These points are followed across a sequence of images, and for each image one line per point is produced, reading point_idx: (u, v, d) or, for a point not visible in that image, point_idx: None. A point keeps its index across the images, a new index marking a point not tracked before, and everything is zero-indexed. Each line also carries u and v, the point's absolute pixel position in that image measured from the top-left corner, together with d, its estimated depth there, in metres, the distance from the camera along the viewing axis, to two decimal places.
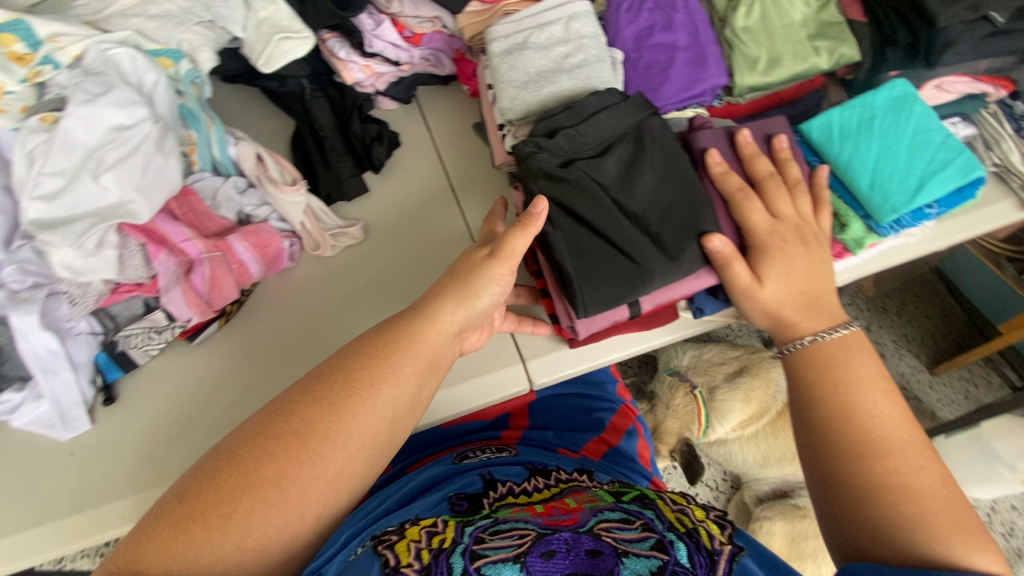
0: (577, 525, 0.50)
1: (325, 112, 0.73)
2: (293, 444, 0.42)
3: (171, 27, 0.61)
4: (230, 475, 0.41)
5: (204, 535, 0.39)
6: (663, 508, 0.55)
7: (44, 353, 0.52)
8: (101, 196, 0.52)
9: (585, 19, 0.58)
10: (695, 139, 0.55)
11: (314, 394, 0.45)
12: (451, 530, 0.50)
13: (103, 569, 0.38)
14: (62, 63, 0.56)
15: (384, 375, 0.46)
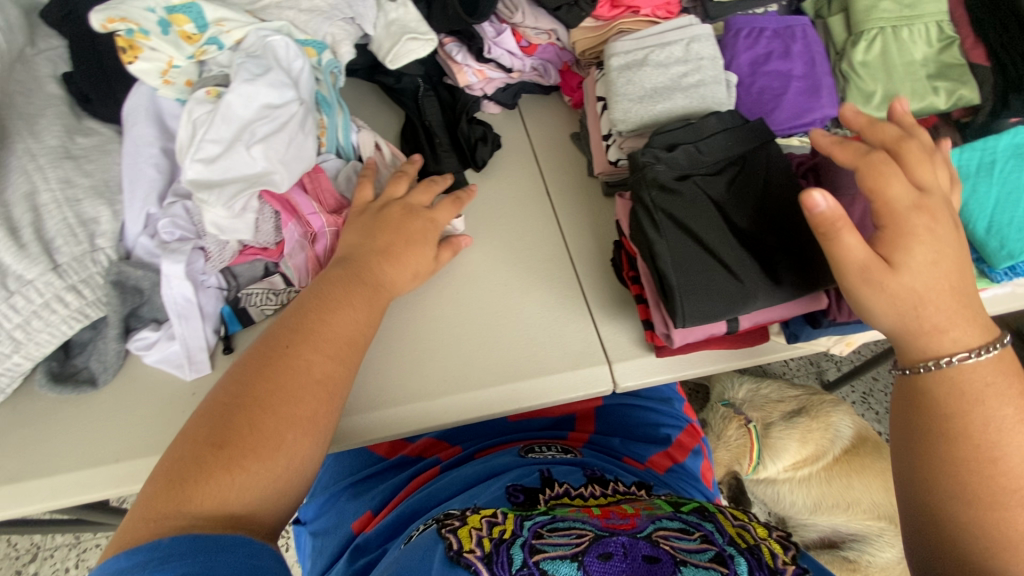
0: (634, 530, 0.48)
1: (437, 112, 0.77)
2: (281, 379, 0.49)
3: (319, 20, 0.68)
4: (239, 414, 0.47)
5: (229, 467, 0.44)
6: (724, 522, 0.51)
7: (180, 299, 0.58)
8: (250, 165, 0.58)
9: (706, 42, 0.60)
10: (824, 165, 0.55)
11: (284, 344, 0.51)
12: (510, 522, 0.51)
13: (142, 515, 0.42)
14: (224, 43, 0.62)
15: (333, 311, 0.54)
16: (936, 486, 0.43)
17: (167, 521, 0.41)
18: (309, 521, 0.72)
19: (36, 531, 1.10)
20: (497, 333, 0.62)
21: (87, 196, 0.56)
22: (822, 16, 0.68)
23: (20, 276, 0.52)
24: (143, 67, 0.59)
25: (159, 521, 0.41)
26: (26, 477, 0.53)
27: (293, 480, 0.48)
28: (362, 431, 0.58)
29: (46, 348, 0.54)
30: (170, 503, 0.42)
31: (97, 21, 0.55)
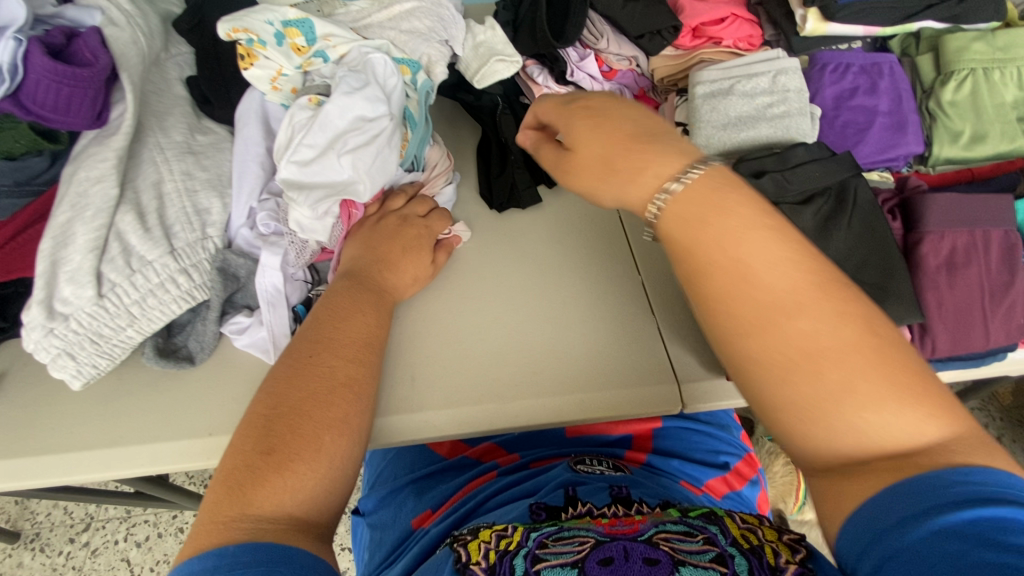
0: (635, 533, 0.48)
1: (512, 128, 0.78)
2: (312, 386, 0.50)
3: (418, 41, 0.72)
4: (280, 423, 0.47)
5: (283, 474, 0.44)
6: (731, 524, 0.49)
7: (271, 288, 0.62)
8: (338, 173, 0.61)
9: (793, 75, 0.61)
10: (926, 207, 0.53)
11: (304, 353, 0.53)
12: (518, 534, 0.51)
13: (217, 523, 0.42)
14: (330, 57, 0.67)
15: (350, 315, 0.57)
16: (770, 413, 0.38)
17: (233, 529, 0.41)
18: (368, 513, 0.75)
19: (102, 503, 1.16)
20: (566, 341, 0.64)
21: (203, 189, 0.62)
22: (910, 55, 0.68)
23: (142, 257, 0.56)
24: (256, 74, 0.64)
25: (223, 530, 0.41)
26: (126, 442, 0.57)
27: (338, 484, 0.48)
28: (429, 427, 0.59)
29: (155, 325, 0.59)
30: (228, 514, 0.42)
31: (224, 30, 0.62)
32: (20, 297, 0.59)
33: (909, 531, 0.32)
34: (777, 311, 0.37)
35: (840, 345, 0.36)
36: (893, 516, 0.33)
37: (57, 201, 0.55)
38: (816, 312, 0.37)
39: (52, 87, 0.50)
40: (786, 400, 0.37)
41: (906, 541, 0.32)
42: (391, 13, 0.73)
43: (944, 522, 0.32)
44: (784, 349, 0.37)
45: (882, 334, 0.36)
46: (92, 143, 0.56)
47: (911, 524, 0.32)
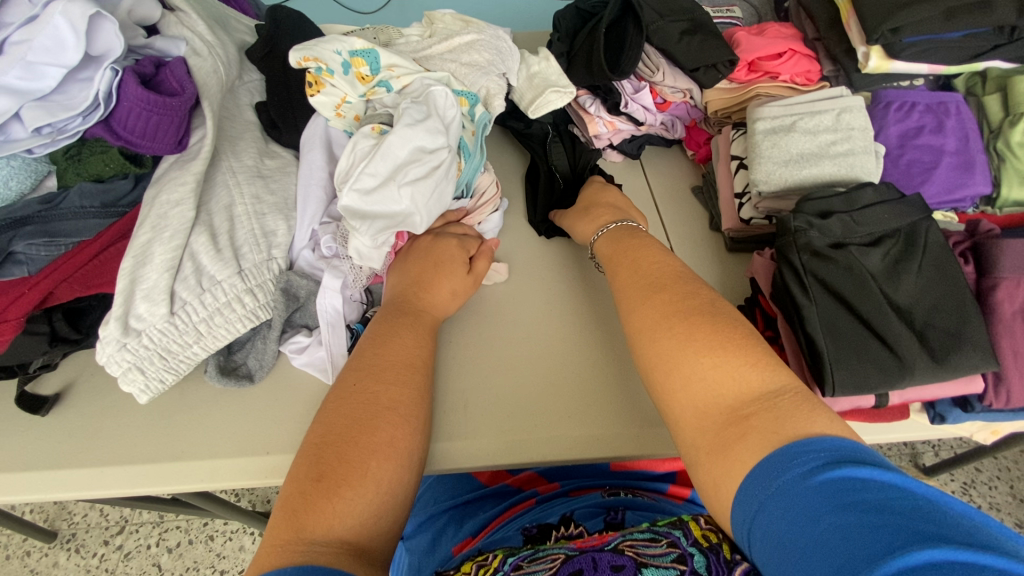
0: (604, 543, 0.49)
1: (562, 156, 0.80)
2: (360, 411, 0.50)
3: (478, 74, 0.74)
4: (328, 449, 0.47)
5: (332, 498, 0.44)
6: (696, 525, 0.50)
7: (330, 310, 0.64)
8: (397, 203, 0.62)
9: (857, 113, 0.61)
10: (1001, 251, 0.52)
11: (356, 376, 0.53)
12: (497, 560, 0.52)
13: (271, 547, 0.42)
14: (393, 87, 0.69)
15: (393, 339, 0.57)
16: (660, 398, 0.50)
17: (287, 554, 0.41)
18: (406, 537, 0.74)
19: (140, 508, 1.18)
20: (616, 373, 0.64)
21: (271, 212, 0.64)
22: (975, 94, 0.67)
23: (212, 277, 0.58)
24: (321, 100, 0.67)
25: (278, 557, 0.41)
26: (187, 457, 0.58)
27: (388, 510, 0.47)
28: (477, 457, 0.58)
29: (220, 342, 0.60)
30: (282, 539, 0.42)
31: (295, 58, 0.64)
32: (94, 309, 0.62)
33: (767, 496, 0.38)
34: (673, 308, 0.51)
35: (683, 310, 0.51)
36: (755, 479, 0.40)
37: (138, 222, 0.57)
38: (653, 302, 0.53)
39: (143, 115, 0.53)
40: (658, 368, 0.49)
41: (770, 515, 0.38)
42: (451, 45, 0.76)
43: (783, 484, 0.38)
44: (651, 320, 0.52)
45: (692, 306, 0.51)
46: (172, 167, 0.59)
47: (764, 488, 0.39)
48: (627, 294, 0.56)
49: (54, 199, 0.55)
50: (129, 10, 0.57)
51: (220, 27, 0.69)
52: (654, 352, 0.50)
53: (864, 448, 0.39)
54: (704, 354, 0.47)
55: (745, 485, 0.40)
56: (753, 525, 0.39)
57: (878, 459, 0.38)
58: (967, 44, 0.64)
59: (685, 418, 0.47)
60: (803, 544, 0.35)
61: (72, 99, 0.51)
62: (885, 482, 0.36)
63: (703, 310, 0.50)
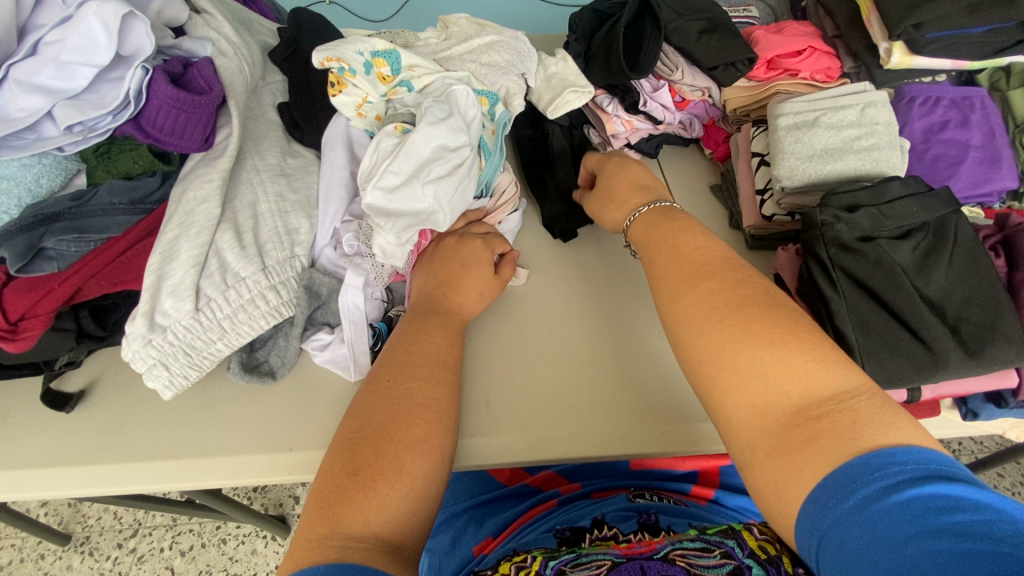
0: (651, 552, 0.51)
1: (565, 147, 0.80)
2: (390, 407, 0.49)
3: (498, 74, 0.74)
4: (361, 444, 0.47)
5: (367, 494, 0.43)
6: (748, 537, 0.52)
7: (352, 307, 0.64)
8: (420, 200, 0.62)
9: (881, 108, 0.61)
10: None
11: (389, 373, 0.53)
12: (536, 564, 0.54)
13: (305, 542, 0.41)
14: (414, 87, 0.70)
15: (422, 336, 0.57)
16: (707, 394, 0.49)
17: (322, 551, 0.40)
18: (427, 535, 0.71)
19: (155, 510, 1.18)
20: (640, 371, 0.63)
21: (293, 210, 0.64)
22: (999, 88, 0.67)
23: (237, 273, 0.58)
24: (343, 100, 0.67)
25: (314, 553, 0.40)
26: (210, 453, 0.58)
27: (419, 507, 0.46)
28: (501, 454, 0.58)
29: (243, 339, 0.60)
30: (318, 535, 0.41)
31: (318, 59, 0.63)
32: (119, 307, 0.62)
33: (840, 509, 0.38)
34: (721, 297, 0.50)
35: (739, 302, 0.50)
36: (825, 488, 0.39)
37: (165, 219, 0.58)
38: (697, 292, 0.52)
39: (172, 113, 0.54)
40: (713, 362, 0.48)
41: (847, 530, 0.37)
42: (471, 46, 0.77)
43: (864, 496, 0.37)
44: (707, 311, 0.50)
45: (742, 301, 0.50)
46: (199, 165, 0.60)
47: (837, 500, 0.38)
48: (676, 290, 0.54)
49: (84, 196, 0.55)
50: (157, 11, 0.57)
51: (243, 29, 0.70)
52: (709, 346, 0.49)
53: (952, 462, 0.38)
54: (763, 350, 0.46)
55: (812, 494, 0.39)
56: (822, 536, 0.38)
57: (964, 472, 0.38)
58: (990, 39, 0.64)
59: (739, 419, 0.46)
60: (883, 553, 0.35)
61: (103, 98, 0.52)
62: (981, 502, 0.35)
63: (764, 301, 0.49)
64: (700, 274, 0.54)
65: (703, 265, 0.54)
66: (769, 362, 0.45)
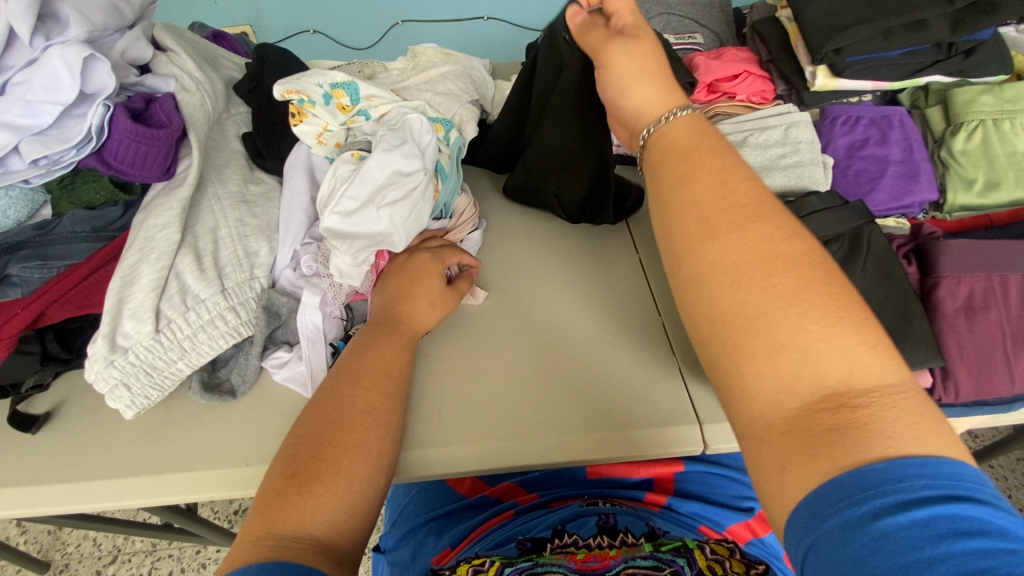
0: (605, 570, 0.54)
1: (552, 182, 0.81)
2: (334, 414, 0.52)
3: (451, 102, 0.80)
4: (303, 449, 0.49)
5: (305, 495, 0.46)
6: (698, 555, 0.56)
7: (310, 326, 0.66)
8: (375, 222, 0.66)
9: (805, 128, 0.65)
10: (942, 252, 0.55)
11: (337, 381, 0.56)
12: (493, 569, 0.56)
13: (242, 541, 0.44)
14: (372, 115, 0.73)
15: (372, 349, 0.60)
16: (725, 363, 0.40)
17: (256, 548, 0.42)
18: (387, 551, 0.74)
19: (132, 535, 1.18)
20: (589, 380, 0.66)
21: (253, 234, 0.67)
22: (919, 107, 0.71)
23: (196, 296, 0.61)
24: (304, 129, 0.71)
25: (248, 551, 0.42)
26: (169, 470, 0.60)
27: (357, 510, 0.49)
28: (453, 463, 0.61)
29: (203, 358, 0.63)
30: (254, 534, 0.43)
31: (279, 91, 0.68)
32: (85, 330, 0.65)
33: (849, 513, 0.33)
34: (757, 261, 0.40)
35: (785, 272, 0.40)
36: (838, 492, 0.34)
37: (127, 245, 0.61)
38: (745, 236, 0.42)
39: (131, 146, 0.57)
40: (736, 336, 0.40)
41: (847, 539, 0.32)
42: (427, 77, 0.83)
43: (881, 505, 0.32)
44: (742, 272, 0.40)
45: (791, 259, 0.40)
46: (160, 194, 0.63)
47: (850, 507, 0.33)
48: (707, 237, 0.42)
49: (48, 225, 0.59)
50: (122, 52, 0.62)
51: (208, 65, 0.74)
52: (737, 314, 0.40)
53: (984, 481, 0.34)
54: (806, 332, 0.38)
55: (819, 493, 0.34)
56: (815, 539, 0.33)
57: (990, 492, 0.33)
58: (908, 61, 0.68)
59: (757, 395, 0.38)
60: (889, 564, 0.30)
61: (67, 133, 0.56)
62: (1005, 529, 0.31)
63: (808, 270, 0.40)
64: (740, 225, 0.42)
65: (748, 210, 0.43)
66: (809, 348, 0.37)
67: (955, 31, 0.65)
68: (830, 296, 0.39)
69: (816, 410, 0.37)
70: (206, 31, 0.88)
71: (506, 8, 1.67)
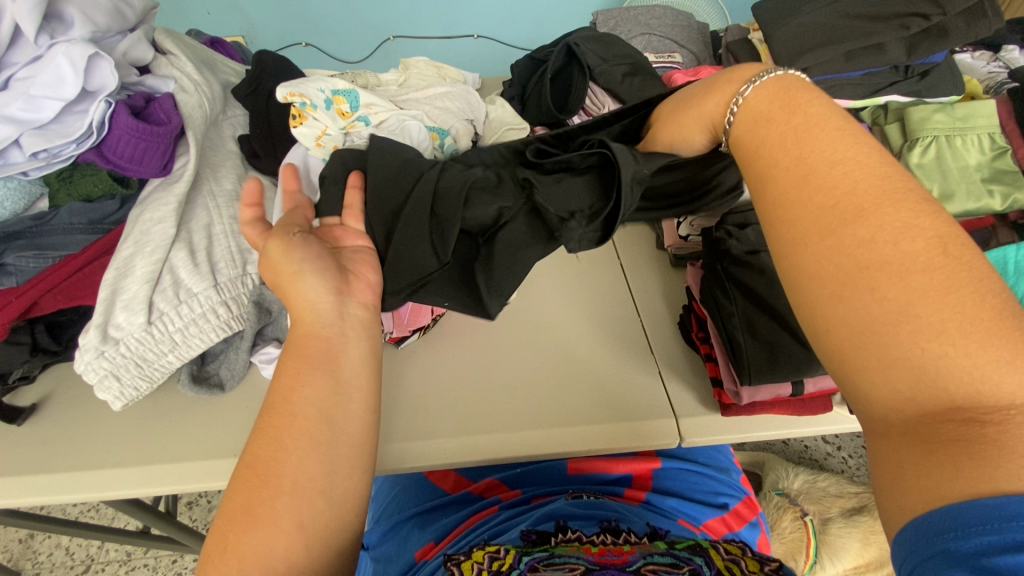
0: (625, 564, 0.52)
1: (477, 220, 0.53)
2: (250, 474, 0.42)
3: (449, 115, 0.83)
4: (241, 478, 0.42)
5: (233, 534, 0.40)
6: (715, 555, 0.54)
7: None
8: None
9: None
10: None
11: (263, 428, 0.43)
12: (510, 557, 0.55)
13: None
14: (371, 122, 0.76)
15: (293, 380, 0.44)
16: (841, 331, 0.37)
17: None
18: (372, 546, 0.76)
19: (102, 543, 1.14)
20: (573, 377, 0.68)
21: (246, 232, 0.68)
22: (880, 124, 0.78)
23: (189, 289, 0.62)
24: (304, 131, 0.72)
25: None
26: (157, 461, 0.61)
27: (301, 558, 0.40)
28: (439, 455, 0.63)
29: (193, 352, 0.64)
30: None
31: (283, 94, 0.70)
32: (75, 323, 0.66)
33: (956, 542, 0.29)
34: None
35: (894, 281, 0.33)
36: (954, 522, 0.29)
37: (122, 238, 0.62)
38: None
39: (131, 142, 0.60)
40: (864, 326, 0.33)
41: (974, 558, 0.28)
42: (428, 92, 0.86)
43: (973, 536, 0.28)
44: None
45: None
46: (157, 189, 0.65)
47: (960, 537, 0.29)
48: (822, 222, 0.37)
49: (45, 217, 0.60)
50: (124, 52, 0.64)
51: (206, 68, 0.77)
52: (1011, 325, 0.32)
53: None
54: (925, 347, 0.32)
55: (931, 516, 0.30)
56: (928, 553, 0.30)
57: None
58: (868, 81, 0.75)
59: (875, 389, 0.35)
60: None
61: (68, 128, 0.57)
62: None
63: (943, 275, 0.33)
64: None
65: (843, 208, 0.36)
66: (926, 362, 0.32)
67: (911, 53, 0.72)
68: (962, 308, 0.32)
69: (939, 423, 0.31)
70: (203, 37, 0.91)
71: (497, 27, 1.72)
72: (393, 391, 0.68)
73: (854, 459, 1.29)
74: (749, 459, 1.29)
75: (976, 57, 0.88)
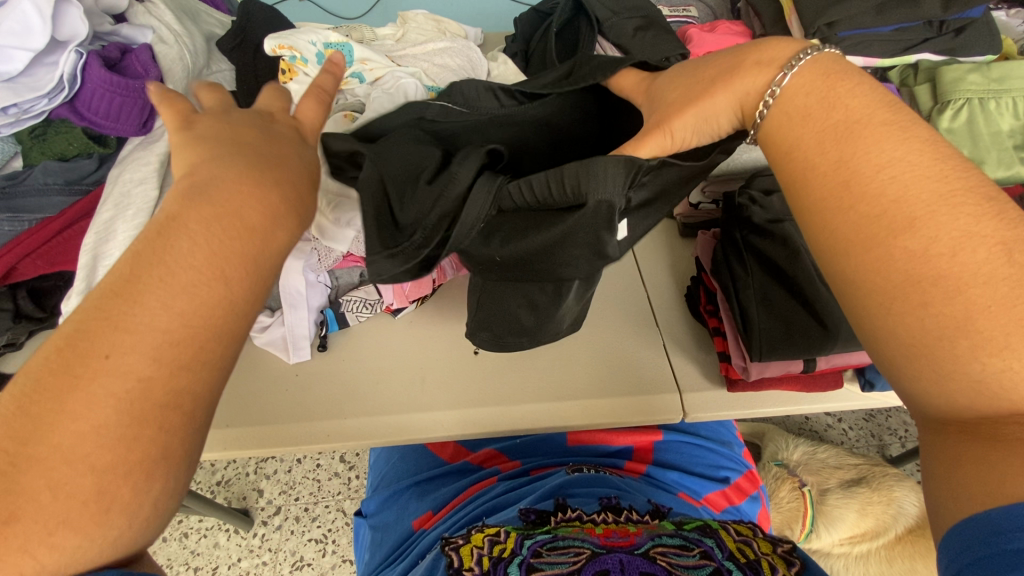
0: (630, 547, 0.50)
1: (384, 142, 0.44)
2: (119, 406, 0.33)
3: (448, 73, 0.77)
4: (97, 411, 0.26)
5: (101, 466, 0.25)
6: (725, 537, 0.53)
7: (294, 291, 0.62)
8: None
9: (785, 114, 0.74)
10: None
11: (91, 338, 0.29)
12: (511, 541, 0.53)
13: None
14: (365, 79, 0.71)
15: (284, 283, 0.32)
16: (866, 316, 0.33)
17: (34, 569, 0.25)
18: (370, 514, 0.76)
19: None
20: (575, 349, 0.66)
21: None
22: (909, 85, 0.72)
23: None
24: (294, 88, 0.66)
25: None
26: None
27: None
28: (435, 427, 0.61)
29: None
30: None
31: (270, 46, 0.65)
32: (59, 290, 0.64)
33: None
34: None
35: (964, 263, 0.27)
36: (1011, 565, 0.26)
37: (102, 200, 0.59)
38: None
39: (106, 96, 0.56)
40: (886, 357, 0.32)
41: None
42: (427, 48, 0.80)
43: None
44: None
45: None
46: (137, 148, 0.61)
47: None
48: (882, 211, 0.30)
49: (18, 176, 0.58)
50: None
51: (189, 19, 0.72)
52: None
53: None
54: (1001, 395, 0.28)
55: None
56: (994, 550, 0.25)
57: None
58: (898, 37, 0.71)
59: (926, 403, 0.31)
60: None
61: (38, 81, 0.54)
62: None
63: (996, 284, 0.27)
64: None
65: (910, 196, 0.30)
66: (978, 384, 0.27)
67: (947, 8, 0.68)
68: None
69: None
70: None
71: None
72: (388, 361, 0.66)
73: (853, 431, 1.28)
74: (750, 430, 1.28)
75: (1012, 14, 0.81)
